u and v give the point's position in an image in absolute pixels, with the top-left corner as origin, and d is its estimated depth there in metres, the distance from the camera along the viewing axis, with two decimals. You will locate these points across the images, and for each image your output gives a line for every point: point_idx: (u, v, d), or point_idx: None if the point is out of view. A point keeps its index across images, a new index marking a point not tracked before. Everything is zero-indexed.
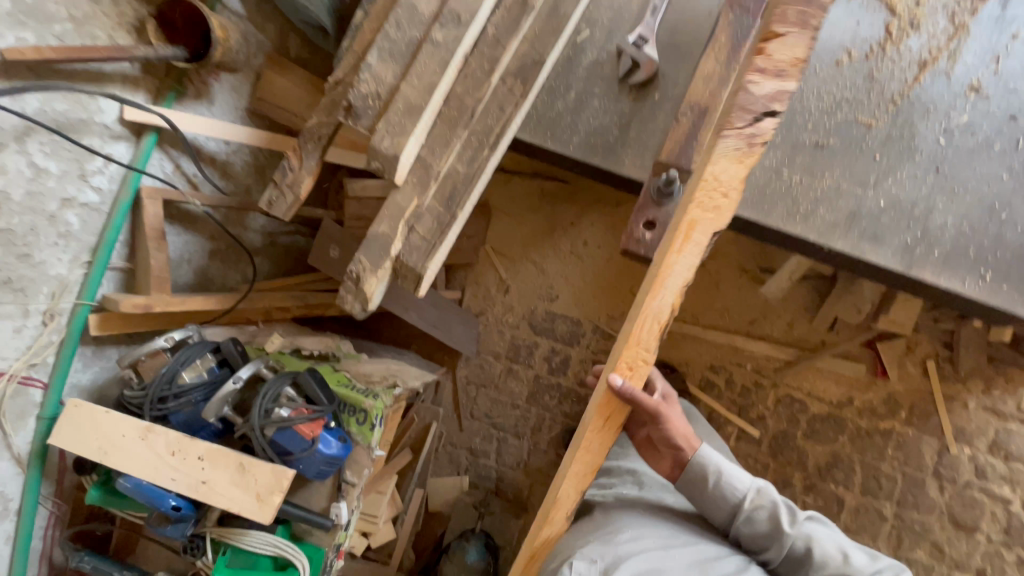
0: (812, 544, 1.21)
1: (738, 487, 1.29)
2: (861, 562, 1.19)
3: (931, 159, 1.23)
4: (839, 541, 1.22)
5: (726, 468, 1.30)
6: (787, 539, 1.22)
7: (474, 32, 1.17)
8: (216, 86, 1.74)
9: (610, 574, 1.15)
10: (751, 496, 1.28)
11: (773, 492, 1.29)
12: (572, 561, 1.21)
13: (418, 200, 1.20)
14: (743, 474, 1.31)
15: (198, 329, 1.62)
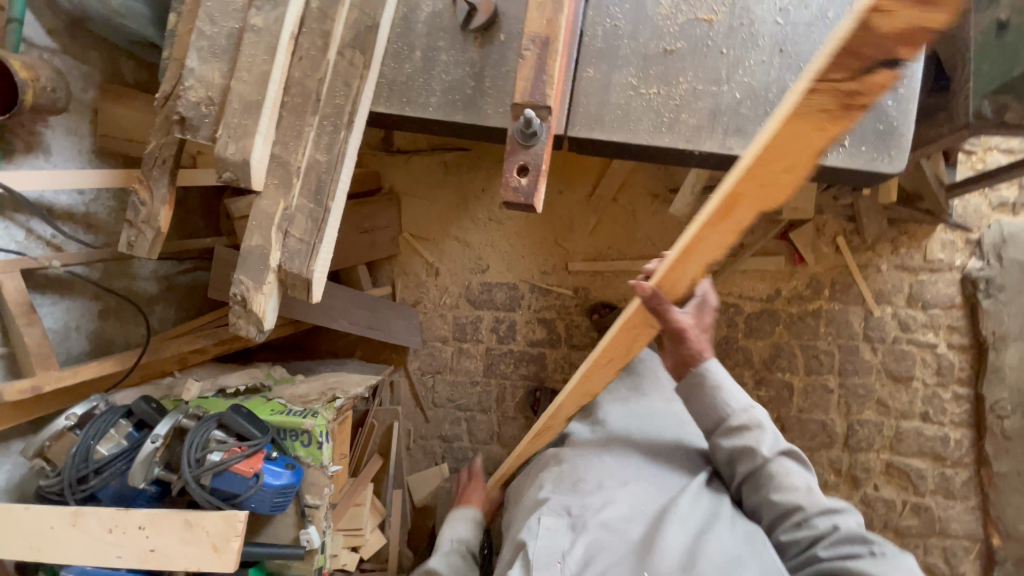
0: (777, 473, 1.07)
1: (726, 406, 1.13)
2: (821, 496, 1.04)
3: (774, 41, 1.02)
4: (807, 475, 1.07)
5: (725, 382, 1.14)
6: (759, 459, 1.07)
7: (295, 10, 1.10)
8: (47, 132, 1.55)
9: (578, 534, 1.07)
10: (738, 419, 1.12)
11: (764, 419, 1.12)
12: (539, 515, 1.12)
13: (285, 202, 1.12)
14: (738, 395, 1.14)
15: (104, 397, 1.49)
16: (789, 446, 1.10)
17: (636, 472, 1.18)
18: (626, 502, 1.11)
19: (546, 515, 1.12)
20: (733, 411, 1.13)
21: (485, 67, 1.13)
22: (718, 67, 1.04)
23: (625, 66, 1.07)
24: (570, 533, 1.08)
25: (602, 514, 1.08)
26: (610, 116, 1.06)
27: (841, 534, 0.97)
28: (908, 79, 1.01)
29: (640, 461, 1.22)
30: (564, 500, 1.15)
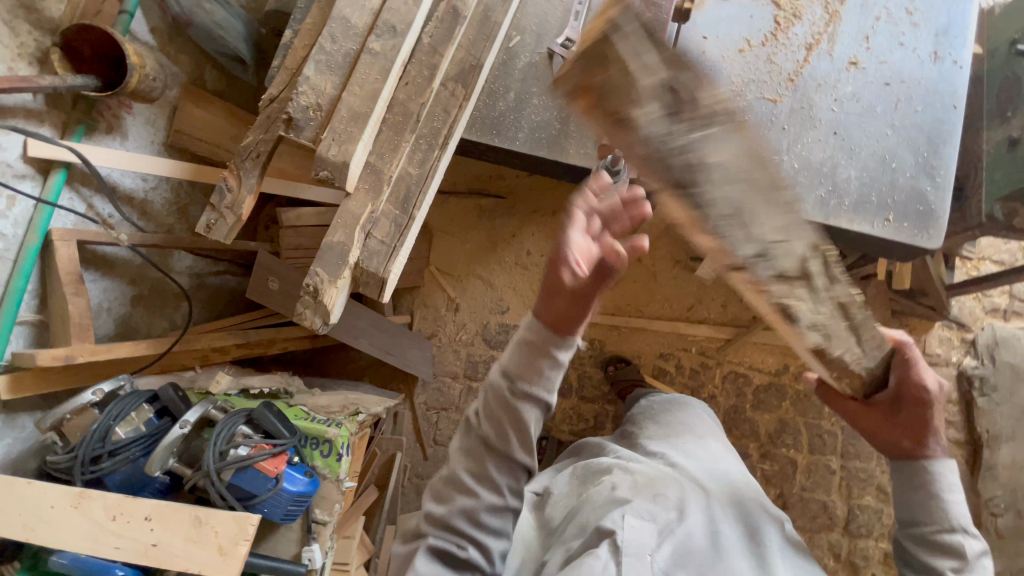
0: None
1: (952, 505, 0.97)
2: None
3: (829, 125, 1.18)
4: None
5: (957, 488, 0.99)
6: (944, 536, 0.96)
7: (410, 42, 1.24)
8: (129, 119, 1.63)
9: (664, 542, 0.98)
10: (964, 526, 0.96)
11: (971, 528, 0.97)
12: (624, 513, 1.00)
13: (372, 206, 1.19)
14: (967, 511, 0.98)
15: (130, 380, 1.46)
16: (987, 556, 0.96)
17: (722, 501, 1.13)
18: (718, 529, 1.04)
19: (630, 514, 1.00)
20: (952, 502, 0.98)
21: (570, 114, 1.27)
22: (780, 139, 1.18)
23: None
24: (658, 542, 0.98)
25: (697, 537, 1.01)
26: None
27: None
28: (944, 169, 1.15)
29: (720, 491, 1.16)
30: (650, 501, 1.05)
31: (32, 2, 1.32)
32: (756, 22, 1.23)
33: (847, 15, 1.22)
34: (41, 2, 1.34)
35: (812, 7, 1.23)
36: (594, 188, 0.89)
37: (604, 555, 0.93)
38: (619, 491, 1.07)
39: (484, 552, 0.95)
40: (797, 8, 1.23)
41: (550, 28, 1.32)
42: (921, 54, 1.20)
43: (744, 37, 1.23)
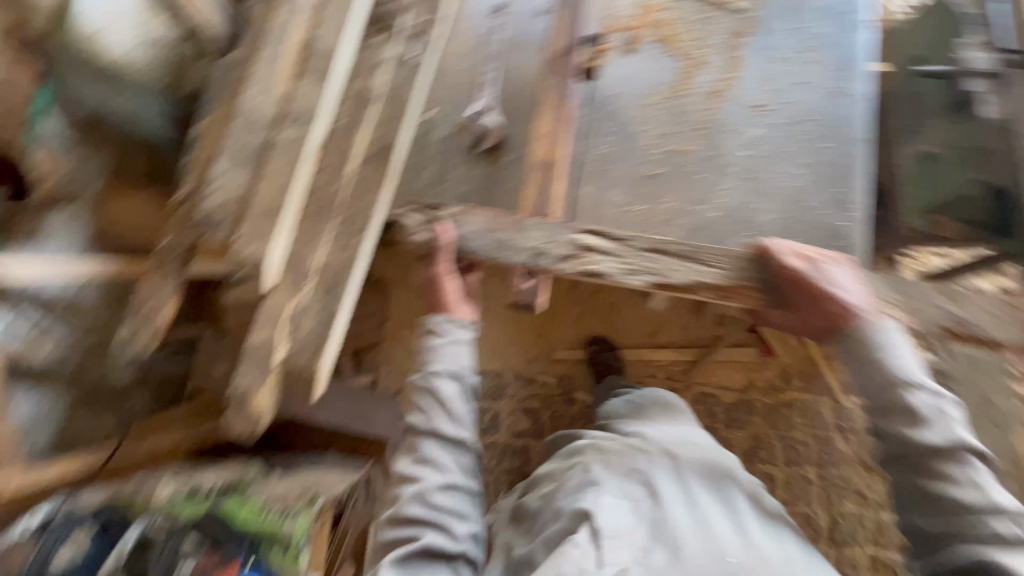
0: (958, 442, 0.93)
1: (889, 362, 1.00)
2: (972, 487, 0.90)
3: (742, 169, 1.23)
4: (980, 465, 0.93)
5: (890, 342, 1.01)
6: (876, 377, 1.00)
7: (323, 127, 1.23)
8: (46, 220, 1.55)
9: (636, 511, 1.11)
10: (907, 385, 0.97)
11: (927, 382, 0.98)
12: (601, 494, 1.14)
13: (297, 299, 1.15)
14: (907, 353, 1.01)
15: (68, 497, 1.38)
16: (943, 406, 0.96)
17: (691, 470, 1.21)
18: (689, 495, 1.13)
19: (605, 496, 1.14)
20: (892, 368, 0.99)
21: (491, 184, 1.28)
22: (696, 189, 1.24)
23: (619, 187, 1.27)
24: (634, 525, 1.08)
25: (671, 506, 1.09)
26: (606, 224, 1.23)
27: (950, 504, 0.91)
28: (856, 201, 1.19)
29: (685, 458, 1.25)
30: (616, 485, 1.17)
31: None
32: (662, 76, 1.31)
33: (748, 61, 1.30)
34: None
35: (712, 58, 1.31)
36: (443, 231, 1.25)
37: (582, 541, 1.05)
38: (593, 474, 1.21)
39: (450, 536, 1.16)
40: (699, 60, 1.31)
41: (462, 101, 1.35)
42: (822, 90, 1.26)
43: (653, 92, 1.30)
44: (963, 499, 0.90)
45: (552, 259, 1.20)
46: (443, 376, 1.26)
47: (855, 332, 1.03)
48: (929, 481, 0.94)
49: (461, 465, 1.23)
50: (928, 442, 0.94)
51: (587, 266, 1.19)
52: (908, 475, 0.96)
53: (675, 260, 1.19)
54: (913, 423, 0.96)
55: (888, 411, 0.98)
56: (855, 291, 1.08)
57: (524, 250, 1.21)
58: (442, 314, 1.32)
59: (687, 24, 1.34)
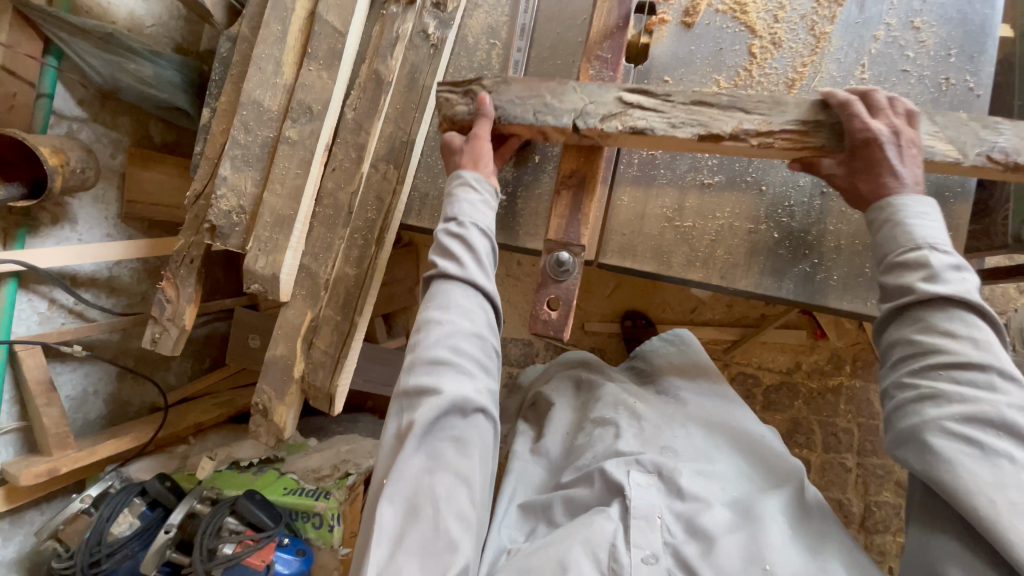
0: (979, 332, 0.72)
1: (906, 232, 0.80)
2: (983, 379, 0.69)
3: (814, 181, 1.00)
4: (993, 335, 0.72)
5: (919, 213, 0.80)
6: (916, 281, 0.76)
7: (331, 122, 1.11)
8: (75, 204, 1.55)
9: (671, 491, 0.92)
10: (925, 253, 0.77)
11: (952, 258, 0.77)
12: (628, 467, 0.95)
13: (311, 313, 1.11)
14: (935, 222, 0.79)
15: (118, 472, 1.50)
16: (971, 292, 0.74)
17: (726, 455, 1.00)
18: (723, 490, 0.93)
19: (635, 469, 0.95)
20: (909, 241, 0.79)
21: (517, 188, 1.13)
22: (757, 205, 1.01)
23: (663, 196, 1.05)
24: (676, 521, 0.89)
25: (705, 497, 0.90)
26: (645, 246, 1.04)
27: (946, 394, 0.70)
28: None
29: (716, 436, 1.04)
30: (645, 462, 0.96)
31: None
32: (726, 55, 1.04)
33: (839, 37, 1.03)
34: None
35: (794, 31, 1.03)
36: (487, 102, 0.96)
37: (613, 518, 0.89)
38: (621, 442, 1.00)
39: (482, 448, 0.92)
40: (777, 33, 1.03)
41: None
42: (929, 80, 1.00)
43: (713, 77, 1.05)
44: (959, 387, 0.70)
45: (593, 122, 0.93)
46: (469, 227, 0.92)
47: (882, 209, 0.82)
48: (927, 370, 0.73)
49: (486, 346, 0.88)
50: (932, 329, 0.74)
51: (627, 126, 0.92)
52: (901, 354, 0.76)
53: (723, 109, 0.92)
54: (921, 306, 0.76)
55: (890, 288, 0.80)
56: (910, 162, 0.85)
57: (566, 110, 0.94)
58: (469, 166, 0.97)
59: None
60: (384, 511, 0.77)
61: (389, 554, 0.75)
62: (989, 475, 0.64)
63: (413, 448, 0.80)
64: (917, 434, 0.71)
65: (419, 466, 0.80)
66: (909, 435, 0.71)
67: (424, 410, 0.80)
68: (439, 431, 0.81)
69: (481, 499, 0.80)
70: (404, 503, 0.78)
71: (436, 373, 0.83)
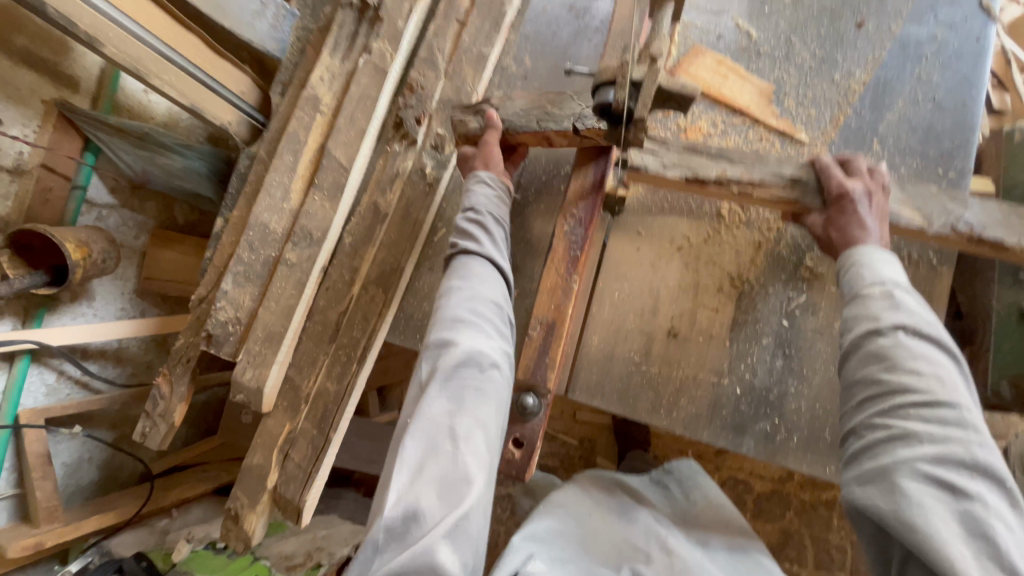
0: (943, 368, 0.74)
1: (869, 276, 0.83)
2: (953, 416, 0.70)
3: (778, 340, 1.05)
4: (956, 375, 0.74)
5: (880, 259, 0.85)
6: (885, 320, 0.78)
7: (329, 246, 1.20)
8: (95, 283, 1.66)
9: None
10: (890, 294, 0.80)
11: (912, 300, 0.80)
12: None
13: (290, 425, 1.16)
14: (897, 269, 0.84)
15: (100, 546, 1.54)
16: (931, 330, 0.77)
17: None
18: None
19: None
20: (872, 282, 0.83)
21: None
22: (721, 359, 1.05)
23: (631, 341, 1.09)
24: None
25: None
26: (611, 389, 1.08)
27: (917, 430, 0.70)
28: None
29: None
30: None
31: None
32: (697, 213, 1.11)
33: None
34: None
35: None
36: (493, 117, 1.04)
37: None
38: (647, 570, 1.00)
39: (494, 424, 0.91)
40: None
41: None
42: None
43: (684, 232, 1.11)
44: (925, 423, 0.70)
45: (591, 121, 0.97)
46: (487, 215, 0.98)
47: (855, 257, 0.87)
48: (895, 403, 0.73)
49: (503, 315, 0.92)
50: (900, 366, 0.74)
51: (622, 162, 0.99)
52: (868, 390, 0.77)
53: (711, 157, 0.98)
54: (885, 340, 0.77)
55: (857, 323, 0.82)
56: (877, 216, 0.92)
57: (566, 116, 1.00)
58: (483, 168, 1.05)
59: (738, 148, 1.11)
60: (407, 443, 0.76)
61: (407, 485, 0.73)
62: (955, 517, 0.65)
63: (435, 390, 0.80)
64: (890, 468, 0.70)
65: (441, 408, 0.78)
66: (881, 474, 0.70)
67: (446, 358, 0.82)
68: (458, 378, 0.81)
69: (496, 449, 0.77)
70: (423, 438, 0.76)
71: (457, 330, 0.85)
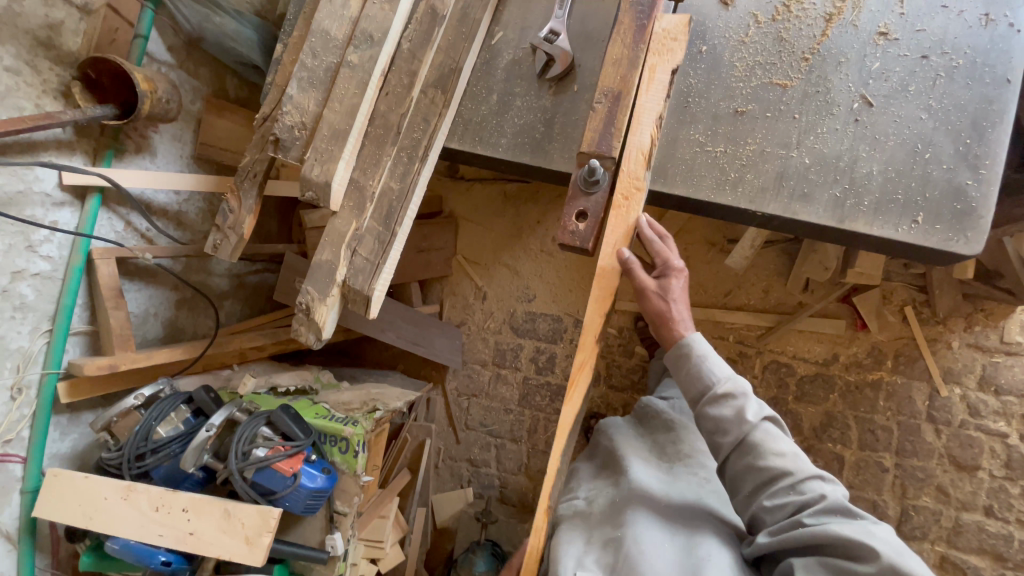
0: (773, 472, 0.95)
1: (709, 375, 1.02)
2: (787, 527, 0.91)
3: (851, 109, 1.03)
4: (778, 474, 0.95)
5: (710, 353, 1.04)
6: (766, 472, 0.96)
7: (389, 48, 1.19)
8: (156, 138, 1.71)
9: None
10: (721, 389, 1.01)
11: (752, 391, 1.01)
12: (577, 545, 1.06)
13: (357, 223, 1.20)
14: (719, 364, 1.03)
15: (170, 382, 1.61)
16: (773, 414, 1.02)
17: (664, 484, 1.14)
18: (660, 526, 1.04)
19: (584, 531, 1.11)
20: (718, 380, 1.02)
21: (555, 114, 1.19)
22: (790, 132, 1.05)
23: (696, 123, 1.09)
24: (605, 568, 1.00)
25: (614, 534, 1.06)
26: (674, 168, 1.08)
27: (837, 539, 0.85)
28: (989, 157, 0.99)
29: (689, 541, 1.01)
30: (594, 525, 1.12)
31: (51, 39, 1.42)
32: None
33: None
34: (59, 38, 1.44)
35: None
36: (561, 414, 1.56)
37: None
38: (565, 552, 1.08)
39: None
40: None
41: (535, 20, 1.24)
42: (969, 16, 1.03)
43: (752, 12, 1.10)
44: (842, 527, 0.85)
45: None
46: None
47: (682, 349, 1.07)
48: (784, 531, 0.92)
49: None
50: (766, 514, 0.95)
51: None
52: (757, 492, 0.97)
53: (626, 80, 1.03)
54: (753, 505, 0.98)
55: (731, 466, 1.01)
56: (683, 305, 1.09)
57: None
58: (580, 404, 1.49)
59: None
60: None
61: None
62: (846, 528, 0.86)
63: None
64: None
65: None
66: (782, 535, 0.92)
67: None
68: None
69: None
70: None
71: None
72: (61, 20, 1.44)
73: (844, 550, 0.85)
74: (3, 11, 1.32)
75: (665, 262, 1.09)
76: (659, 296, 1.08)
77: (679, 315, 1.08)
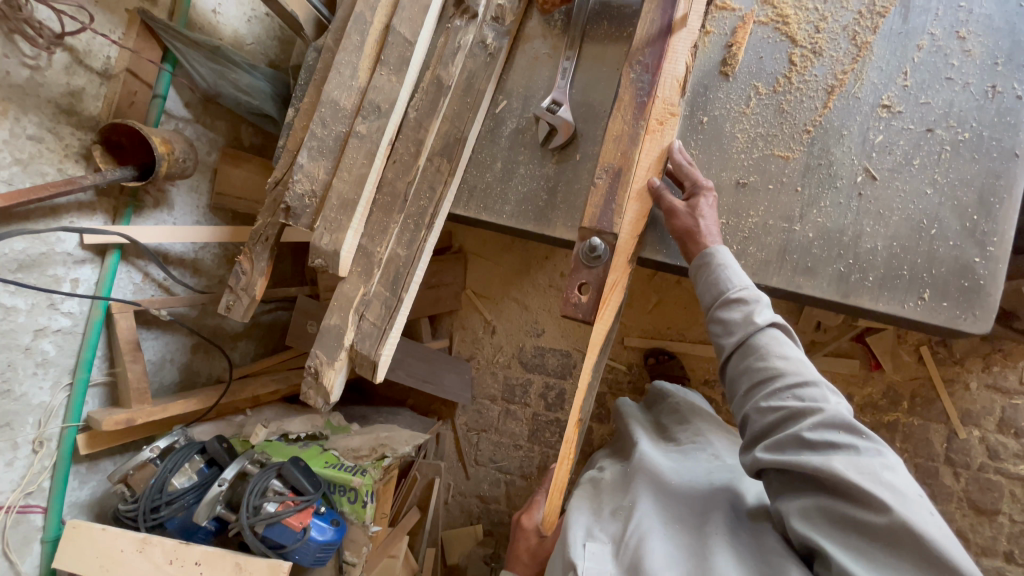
0: (775, 373, 0.89)
1: (724, 281, 0.99)
2: (784, 440, 0.84)
3: (854, 183, 1.05)
4: (779, 380, 0.88)
5: (728, 260, 1.00)
6: (765, 371, 0.90)
7: (396, 119, 1.21)
8: (173, 192, 1.76)
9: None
10: (733, 293, 0.97)
11: (767, 300, 0.97)
12: (586, 521, 1.01)
13: (365, 288, 1.23)
14: (736, 271, 0.99)
15: (184, 431, 1.66)
16: (784, 324, 0.96)
17: (675, 464, 1.10)
18: (668, 503, 0.98)
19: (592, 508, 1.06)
20: (733, 287, 0.98)
21: (558, 182, 1.22)
22: (793, 205, 1.06)
23: None
24: (612, 539, 0.94)
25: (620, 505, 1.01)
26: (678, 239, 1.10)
27: (839, 476, 0.75)
28: (997, 234, 0.99)
29: (698, 518, 0.94)
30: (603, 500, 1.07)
31: (73, 106, 1.48)
32: (766, 63, 1.11)
33: (880, 47, 1.07)
34: (80, 104, 1.50)
35: (835, 41, 1.08)
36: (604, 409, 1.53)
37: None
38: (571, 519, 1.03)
39: None
40: (818, 43, 1.09)
41: (538, 91, 1.27)
42: (975, 88, 1.03)
43: (752, 83, 1.11)
44: (849, 467, 0.76)
45: None
46: None
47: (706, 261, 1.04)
48: (782, 447, 0.84)
49: None
50: (761, 420, 0.88)
51: None
52: (754, 395, 0.91)
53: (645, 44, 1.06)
54: (747, 406, 0.92)
55: (733, 371, 0.95)
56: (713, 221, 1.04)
57: None
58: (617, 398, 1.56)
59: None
60: None
61: None
62: (848, 457, 0.77)
63: None
64: (825, 526, 0.77)
65: None
66: (778, 450, 0.84)
67: None
68: None
69: None
70: None
71: None
72: (82, 87, 1.50)
73: (848, 492, 0.76)
74: (25, 83, 1.37)
75: (694, 184, 1.04)
76: (688, 214, 1.03)
77: (707, 229, 1.02)
